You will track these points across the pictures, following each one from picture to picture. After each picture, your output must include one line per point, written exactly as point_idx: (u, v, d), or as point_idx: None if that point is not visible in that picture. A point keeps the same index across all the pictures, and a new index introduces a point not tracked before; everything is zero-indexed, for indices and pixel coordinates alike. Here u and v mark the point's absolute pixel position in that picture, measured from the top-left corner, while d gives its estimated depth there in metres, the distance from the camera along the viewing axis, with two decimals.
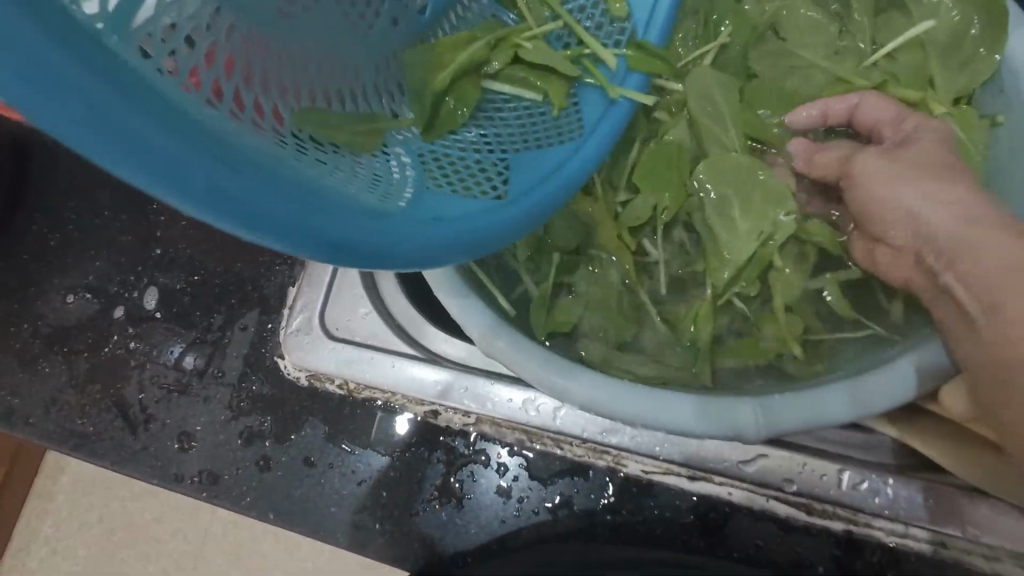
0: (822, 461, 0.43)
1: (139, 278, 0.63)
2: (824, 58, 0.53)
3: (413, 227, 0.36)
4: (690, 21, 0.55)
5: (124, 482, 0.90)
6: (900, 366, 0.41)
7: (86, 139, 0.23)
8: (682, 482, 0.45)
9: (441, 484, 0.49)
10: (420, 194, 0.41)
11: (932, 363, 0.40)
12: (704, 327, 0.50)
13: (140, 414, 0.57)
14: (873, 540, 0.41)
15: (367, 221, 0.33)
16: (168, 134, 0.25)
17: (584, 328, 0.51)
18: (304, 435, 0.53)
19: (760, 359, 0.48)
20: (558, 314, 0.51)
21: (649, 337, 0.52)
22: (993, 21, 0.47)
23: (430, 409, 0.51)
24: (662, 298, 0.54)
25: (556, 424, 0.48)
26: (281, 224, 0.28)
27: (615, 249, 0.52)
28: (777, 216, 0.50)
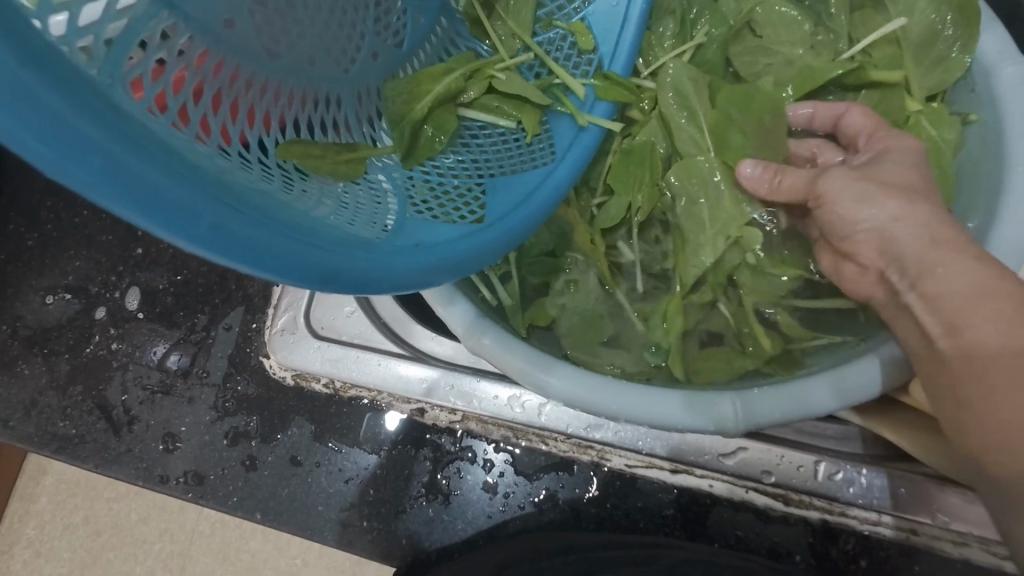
0: (799, 453, 0.44)
1: (120, 278, 0.62)
2: (801, 55, 0.54)
3: (399, 256, 0.37)
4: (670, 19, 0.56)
5: (108, 482, 0.89)
6: (870, 359, 0.42)
7: (83, 179, 0.22)
8: (664, 475, 0.46)
9: (428, 481, 0.50)
10: (400, 222, 0.42)
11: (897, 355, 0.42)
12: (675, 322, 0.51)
13: (124, 416, 0.57)
14: (848, 528, 0.43)
15: (358, 254, 0.34)
16: (165, 173, 0.25)
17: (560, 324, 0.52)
18: (291, 434, 0.53)
19: (730, 355, 0.50)
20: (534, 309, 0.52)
21: (625, 334, 0.53)
22: (965, 20, 0.48)
23: (417, 406, 0.51)
24: (645, 296, 0.55)
25: (541, 420, 0.49)
26: (277, 260, 0.29)
27: (591, 249, 0.53)
28: (745, 219, 0.51)
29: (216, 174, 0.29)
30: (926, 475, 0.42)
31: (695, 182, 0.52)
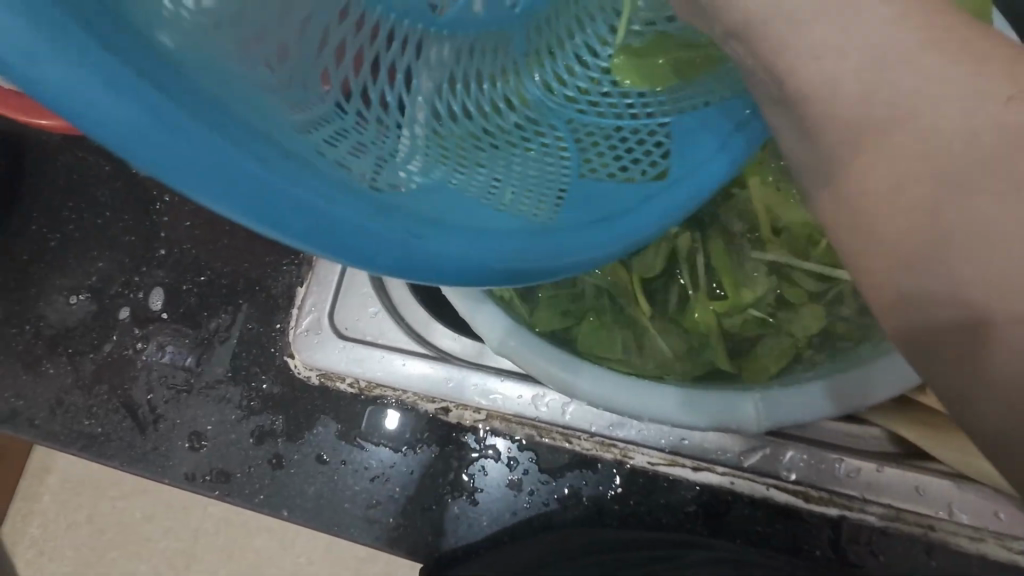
0: (818, 450, 0.45)
1: (143, 278, 0.63)
2: None
3: (515, 238, 0.32)
4: None
5: (113, 482, 0.90)
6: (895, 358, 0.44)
7: (181, 173, 0.22)
8: (687, 473, 0.47)
9: (452, 479, 0.51)
10: (580, 185, 0.40)
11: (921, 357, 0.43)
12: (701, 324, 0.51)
13: (149, 414, 0.58)
14: (867, 524, 0.44)
15: (455, 235, 0.29)
16: (256, 164, 0.24)
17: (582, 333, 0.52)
18: (316, 432, 0.54)
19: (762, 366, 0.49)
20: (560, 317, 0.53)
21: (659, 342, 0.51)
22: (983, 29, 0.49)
23: (441, 405, 0.52)
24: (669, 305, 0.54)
25: (565, 419, 0.50)
26: (356, 240, 0.26)
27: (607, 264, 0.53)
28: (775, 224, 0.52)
29: (318, 165, 0.27)
30: (941, 473, 0.43)
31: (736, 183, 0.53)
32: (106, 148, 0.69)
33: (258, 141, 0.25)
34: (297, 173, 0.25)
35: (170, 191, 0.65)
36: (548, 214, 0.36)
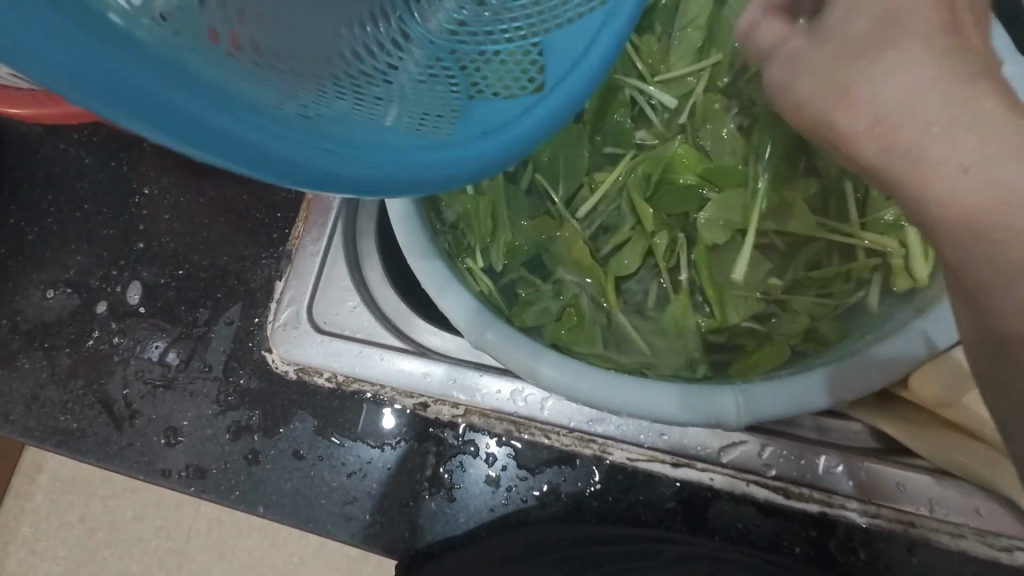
0: (799, 445, 0.45)
1: (122, 272, 0.62)
2: None
3: (427, 153, 0.33)
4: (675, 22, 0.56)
5: (103, 480, 0.89)
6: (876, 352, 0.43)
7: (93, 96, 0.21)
8: (666, 469, 0.46)
9: (430, 475, 0.50)
10: (469, 103, 0.40)
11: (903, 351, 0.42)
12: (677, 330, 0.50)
13: (126, 410, 0.57)
14: (847, 521, 0.43)
15: (383, 155, 0.31)
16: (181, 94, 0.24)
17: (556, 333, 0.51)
18: (292, 428, 0.53)
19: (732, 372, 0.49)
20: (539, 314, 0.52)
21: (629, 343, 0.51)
22: None
23: (419, 401, 0.51)
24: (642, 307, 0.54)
25: (543, 415, 0.49)
26: (293, 167, 0.26)
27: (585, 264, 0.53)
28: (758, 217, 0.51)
29: (236, 89, 0.27)
30: (921, 467, 0.43)
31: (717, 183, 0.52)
32: (85, 141, 0.68)
33: (189, 78, 0.25)
34: (233, 112, 0.25)
35: (149, 184, 0.65)
36: (443, 130, 0.37)
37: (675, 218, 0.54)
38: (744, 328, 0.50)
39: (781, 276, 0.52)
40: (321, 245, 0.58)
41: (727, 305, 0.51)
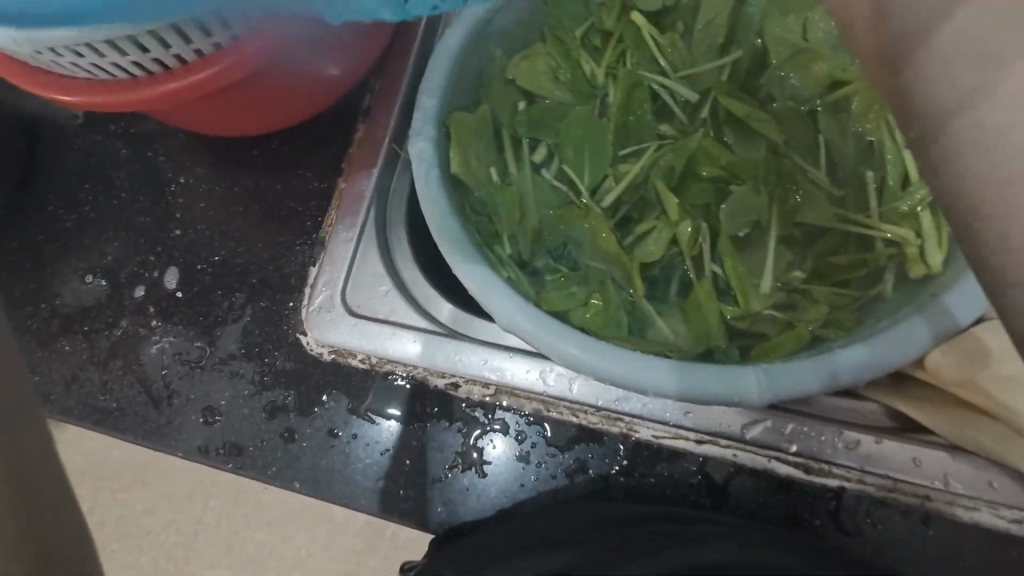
0: (819, 423, 0.47)
1: (159, 258, 0.64)
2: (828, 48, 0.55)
3: None
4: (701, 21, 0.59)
5: (117, 472, 0.90)
6: (892, 335, 0.45)
7: None
8: (690, 446, 0.48)
9: (462, 452, 0.52)
10: None
11: (918, 334, 0.45)
12: (700, 312, 0.52)
13: (163, 390, 0.59)
14: (866, 495, 0.45)
15: None
16: None
17: (584, 316, 0.54)
18: (327, 407, 0.55)
19: (760, 349, 0.51)
20: (568, 299, 0.54)
21: (656, 328, 0.53)
22: None
23: (451, 381, 0.53)
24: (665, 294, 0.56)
25: (572, 394, 0.51)
26: None
27: (612, 251, 0.55)
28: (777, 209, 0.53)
29: None
30: (937, 444, 0.45)
31: (746, 168, 0.54)
32: (121, 133, 0.70)
33: None
34: None
35: (184, 173, 0.67)
36: None
37: (696, 208, 0.56)
38: (764, 314, 0.52)
39: (798, 264, 0.54)
40: (353, 232, 0.60)
41: (751, 292, 0.52)
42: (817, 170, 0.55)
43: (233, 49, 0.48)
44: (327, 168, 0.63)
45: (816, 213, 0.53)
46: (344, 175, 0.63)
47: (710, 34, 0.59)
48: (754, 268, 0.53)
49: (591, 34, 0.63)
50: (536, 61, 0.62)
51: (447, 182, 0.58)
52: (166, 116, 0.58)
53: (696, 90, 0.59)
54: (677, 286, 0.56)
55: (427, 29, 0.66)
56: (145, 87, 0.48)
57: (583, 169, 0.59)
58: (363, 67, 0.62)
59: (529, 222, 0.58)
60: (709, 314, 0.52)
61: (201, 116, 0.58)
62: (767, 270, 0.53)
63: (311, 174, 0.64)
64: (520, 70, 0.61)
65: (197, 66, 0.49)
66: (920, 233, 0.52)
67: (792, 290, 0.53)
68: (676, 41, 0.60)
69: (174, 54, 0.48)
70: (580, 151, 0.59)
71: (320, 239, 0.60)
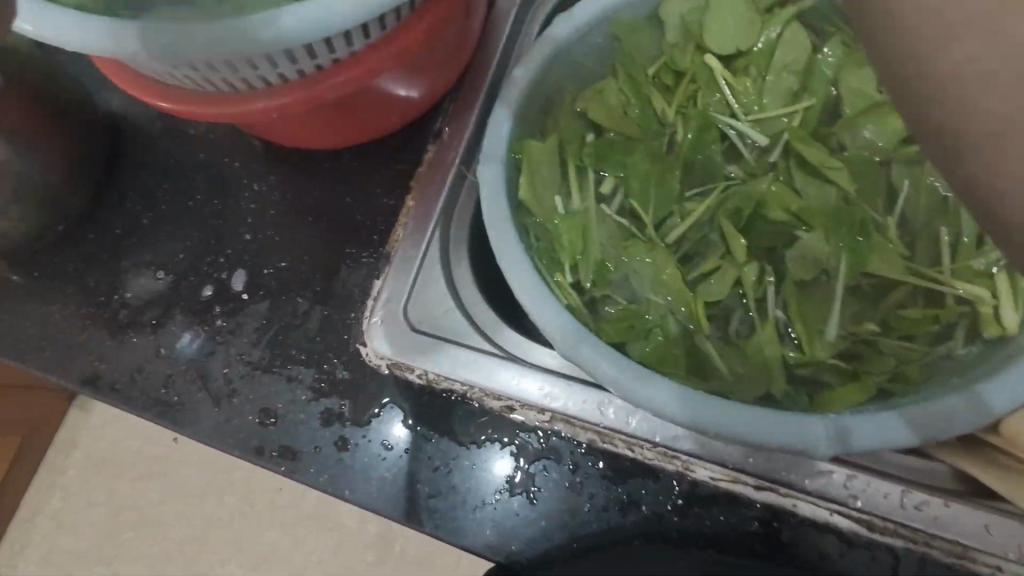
0: (885, 479, 0.45)
1: (228, 260, 0.66)
2: None
3: None
4: (775, 69, 0.60)
5: (136, 462, 0.90)
6: (966, 396, 0.45)
7: None
8: (748, 491, 0.47)
9: (513, 476, 0.52)
10: None
11: (995, 397, 0.44)
12: (761, 356, 0.52)
13: (224, 388, 0.61)
14: (932, 558, 0.44)
15: None
16: None
17: (642, 349, 0.54)
18: (382, 419, 0.56)
19: (822, 398, 0.50)
20: (627, 331, 0.55)
21: (716, 367, 0.53)
22: None
23: (506, 404, 0.54)
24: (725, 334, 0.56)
25: (629, 428, 0.51)
26: None
27: (675, 287, 0.55)
28: (846, 257, 0.53)
29: None
30: (1012, 513, 0.43)
31: (816, 215, 0.54)
32: (201, 137, 0.73)
33: None
34: None
35: (259, 180, 0.69)
36: None
37: (759, 251, 0.56)
38: (828, 362, 0.52)
39: (865, 314, 0.53)
40: (418, 249, 0.61)
41: (815, 340, 0.52)
42: (887, 222, 0.55)
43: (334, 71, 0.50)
44: (396, 185, 0.66)
45: (887, 264, 0.53)
46: (412, 194, 0.65)
47: (781, 82, 0.60)
48: (819, 314, 0.53)
49: (661, 73, 0.65)
50: (605, 95, 0.64)
51: (514, 208, 0.59)
52: (260, 132, 0.62)
53: (765, 134, 0.60)
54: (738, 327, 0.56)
55: (502, 58, 0.68)
56: (246, 101, 0.50)
57: (646, 204, 0.59)
58: (441, 91, 0.65)
59: (591, 253, 0.58)
60: (772, 357, 0.52)
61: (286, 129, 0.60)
62: (832, 318, 0.53)
63: (380, 190, 0.66)
64: (591, 104, 0.63)
65: (298, 86, 0.50)
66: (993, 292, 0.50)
67: (859, 340, 0.53)
68: (747, 85, 0.61)
69: (278, 73, 0.50)
70: (645, 186, 0.59)
71: (385, 253, 0.62)
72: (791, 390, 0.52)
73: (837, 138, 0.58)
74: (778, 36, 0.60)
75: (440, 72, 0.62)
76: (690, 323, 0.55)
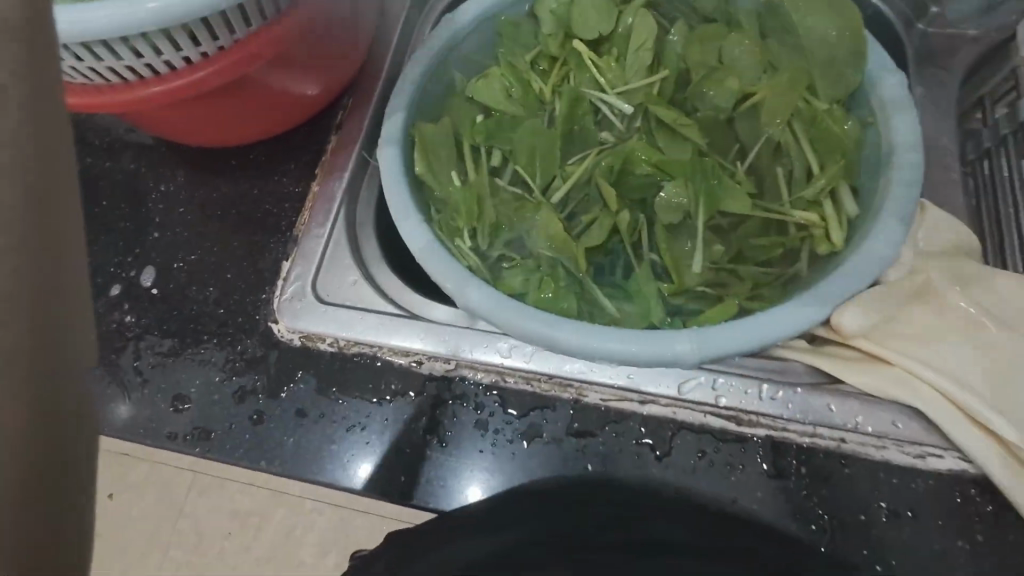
0: (746, 378, 0.52)
1: (136, 258, 0.67)
2: (739, 68, 0.65)
3: None
4: (634, 48, 0.68)
5: None
6: (804, 298, 0.52)
7: None
8: (635, 406, 0.52)
9: (424, 424, 0.55)
10: None
11: (826, 296, 0.51)
12: (641, 289, 0.59)
13: (134, 380, 0.61)
14: (790, 441, 0.50)
15: None
16: None
17: (532, 296, 0.59)
18: (296, 389, 0.58)
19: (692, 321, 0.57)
20: (520, 282, 0.60)
21: (602, 306, 0.59)
22: (857, 48, 0.61)
23: (415, 358, 0.57)
24: (610, 278, 0.62)
25: (527, 365, 0.55)
26: None
27: (560, 240, 0.60)
28: (703, 197, 0.60)
29: None
30: (851, 394, 0.50)
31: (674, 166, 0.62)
32: (106, 147, 0.74)
33: None
34: None
35: (166, 182, 0.71)
36: None
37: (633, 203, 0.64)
38: (696, 290, 0.59)
39: (725, 247, 0.61)
40: (325, 229, 0.65)
41: (685, 272, 0.59)
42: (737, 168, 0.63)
43: (220, 57, 0.56)
44: (301, 173, 0.69)
45: (738, 202, 0.60)
46: (318, 180, 0.68)
47: (640, 58, 0.68)
48: (686, 250, 0.60)
49: (539, 61, 0.72)
50: (489, 80, 0.70)
51: (412, 183, 0.64)
52: (179, 138, 0.67)
53: (631, 103, 0.67)
54: (621, 270, 0.62)
55: (395, 55, 0.74)
56: (136, 88, 0.55)
57: (534, 171, 0.66)
58: (338, 86, 0.69)
59: (486, 216, 0.63)
60: (649, 290, 0.58)
61: (186, 124, 0.64)
62: (698, 254, 0.60)
63: (287, 179, 0.69)
64: (477, 88, 0.69)
65: (186, 72, 0.55)
66: (824, 217, 0.60)
67: (722, 269, 0.60)
68: (612, 66, 0.69)
69: (166, 60, 0.54)
70: (531, 155, 0.66)
71: (293, 236, 0.65)
72: (669, 318, 0.58)
73: (689, 102, 0.67)
74: (633, 21, 0.69)
75: (335, 67, 0.67)
76: (577, 269, 0.60)
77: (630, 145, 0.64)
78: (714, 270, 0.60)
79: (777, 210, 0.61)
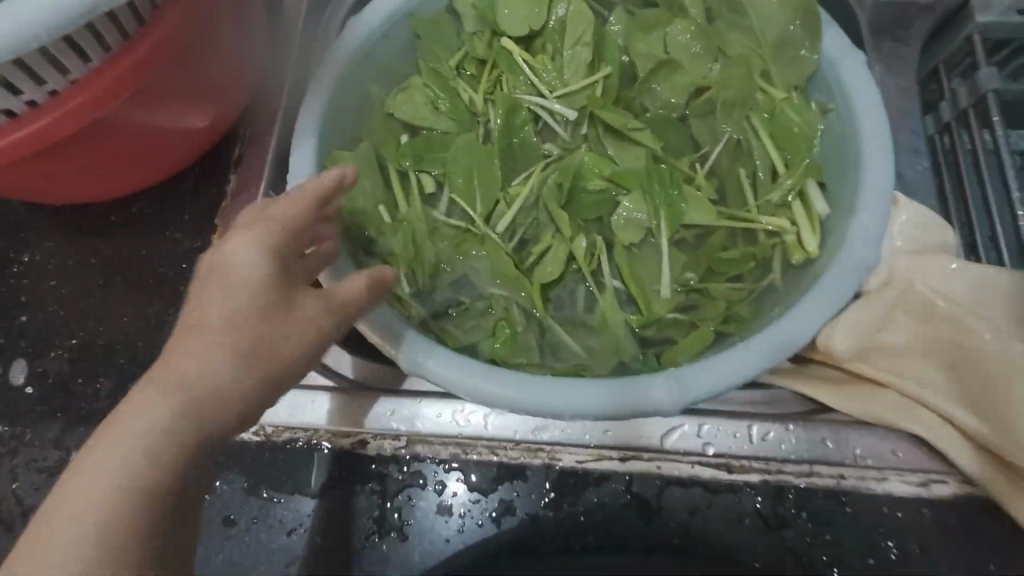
0: (733, 421, 0.46)
1: (1, 351, 0.55)
2: (688, 60, 0.58)
3: None
4: (571, 43, 0.60)
5: None
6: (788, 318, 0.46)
7: None
8: (615, 465, 0.46)
9: (378, 516, 0.47)
10: None
11: (810, 315, 0.46)
12: (607, 323, 0.52)
13: (18, 506, 0.50)
14: (788, 484, 0.45)
15: None
16: None
17: (486, 347, 0.51)
18: (218, 493, 0.48)
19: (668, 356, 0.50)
20: (471, 332, 0.52)
21: (566, 348, 0.52)
22: (809, 26, 0.55)
23: (357, 438, 0.48)
24: (572, 313, 0.55)
25: (488, 432, 0.47)
26: None
27: (513, 278, 0.53)
28: (665, 211, 0.54)
29: None
30: (842, 421, 0.46)
31: (628, 177, 0.55)
32: None
33: None
34: None
35: (29, 250, 0.58)
36: None
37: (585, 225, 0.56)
38: (668, 318, 0.53)
39: (692, 265, 0.55)
40: None
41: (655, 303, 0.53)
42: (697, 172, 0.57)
43: (57, 103, 0.45)
44: (198, 226, 0.58)
45: (700, 212, 0.55)
46: (219, 231, 0.58)
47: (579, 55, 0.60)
48: (652, 272, 0.54)
49: (466, 66, 0.63)
50: (410, 97, 0.60)
51: None
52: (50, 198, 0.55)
53: (574, 107, 0.60)
54: (583, 302, 0.55)
55: (294, 71, 0.62)
56: None
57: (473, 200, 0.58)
58: (227, 115, 0.58)
59: (424, 257, 0.55)
60: (616, 323, 0.52)
61: (52, 186, 0.53)
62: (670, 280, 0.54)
63: (180, 234, 0.58)
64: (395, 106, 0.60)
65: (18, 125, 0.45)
66: (794, 221, 0.54)
67: (689, 291, 0.54)
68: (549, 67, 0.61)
69: None
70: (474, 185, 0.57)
71: None
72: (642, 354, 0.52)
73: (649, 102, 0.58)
74: (567, 11, 0.61)
75: (221, 96, 0.56)
76: (535, 308, 0.53)
77: (577, 157, 0.57)
78: (683, 292, 0.54)
79: (741, 218, 0.56)
